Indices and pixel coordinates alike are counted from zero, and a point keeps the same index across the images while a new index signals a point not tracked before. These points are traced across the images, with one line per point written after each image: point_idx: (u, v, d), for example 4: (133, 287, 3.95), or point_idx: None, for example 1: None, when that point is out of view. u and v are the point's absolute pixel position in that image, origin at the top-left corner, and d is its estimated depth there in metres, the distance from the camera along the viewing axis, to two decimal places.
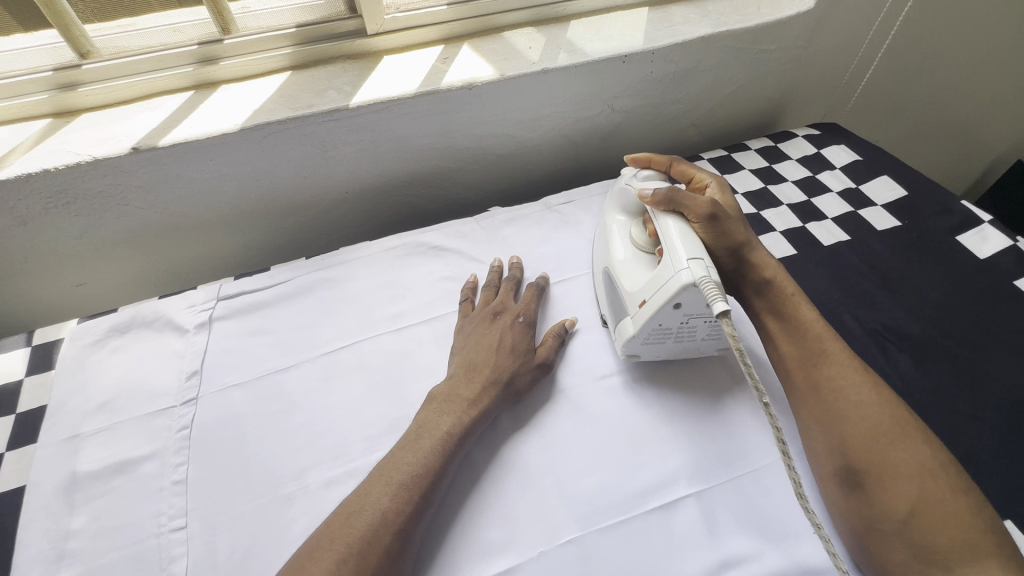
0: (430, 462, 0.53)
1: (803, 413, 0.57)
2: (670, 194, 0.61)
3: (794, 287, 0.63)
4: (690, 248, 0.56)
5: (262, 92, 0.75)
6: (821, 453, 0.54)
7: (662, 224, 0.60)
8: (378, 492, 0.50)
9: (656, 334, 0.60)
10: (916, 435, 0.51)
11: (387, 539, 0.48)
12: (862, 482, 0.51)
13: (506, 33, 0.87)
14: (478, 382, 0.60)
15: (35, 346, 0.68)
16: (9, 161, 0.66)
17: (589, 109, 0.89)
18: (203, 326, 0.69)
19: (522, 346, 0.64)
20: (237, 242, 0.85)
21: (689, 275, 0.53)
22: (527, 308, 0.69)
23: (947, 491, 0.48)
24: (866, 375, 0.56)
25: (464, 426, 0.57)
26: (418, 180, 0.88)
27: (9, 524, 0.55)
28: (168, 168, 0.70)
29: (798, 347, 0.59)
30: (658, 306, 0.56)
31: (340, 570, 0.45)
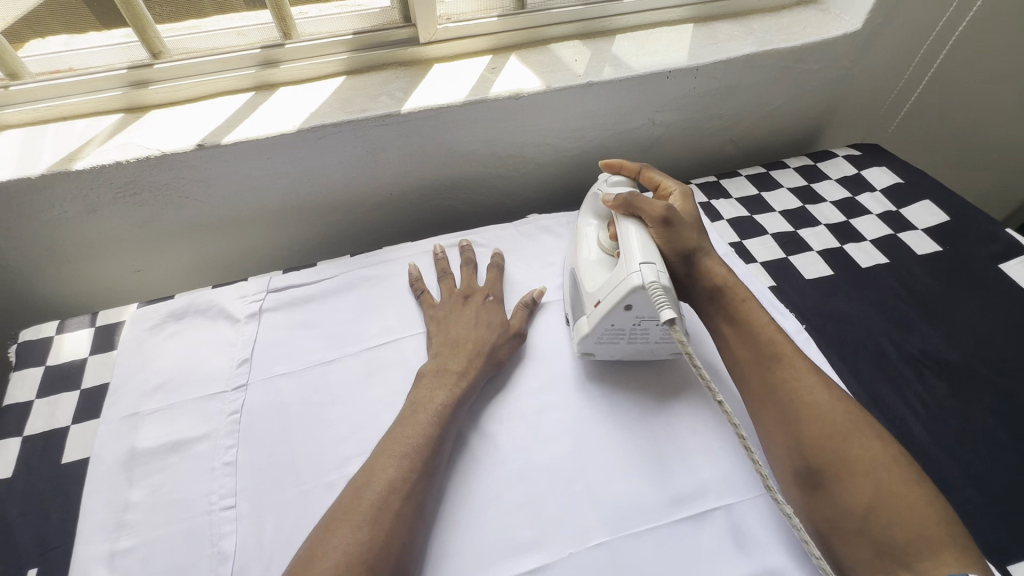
0: (429, 433, 0.56)
1: (761, 414, 0.57)
2: (629, 198, 0.66)
3: (747, 292, 0.63)
4: (644, 253, 0.60)
5: (318, 95, 0.79)
6: (781, 458, 0.54)
7: (623, 228, 0.65)
8: (384, 463, 0.53)
9: (610, 334, 0.62)
10: (868, 433, 0.51)
11: (397, 505, 0.50)
12: (821, 482, 0.51)
13: (553, 45, 0.89)
14: (464, 355, 0.64)
15: (99, 327, 0.73)
16: (84, 153, 0.70)
17: (630, 122, 0.91)
18: (254, 316, 0.72)
19: (496, 319, 0.69)
20: (285, 237, 0.88)
21: (639, 279, 0.57)
22: (494, 287, 0.74)
23: (901, 484, 0.48)
24: (819, 375, 0.56)
25: (456, 398, 0.60)
26: (460, 185, 0.91)
27: (73, 493, 0.58)
28: (227, 164, 0.74)
29: (751, 349, 0.59)
30: (611, 307, 0.59)
31: (356, 535, 0.47)
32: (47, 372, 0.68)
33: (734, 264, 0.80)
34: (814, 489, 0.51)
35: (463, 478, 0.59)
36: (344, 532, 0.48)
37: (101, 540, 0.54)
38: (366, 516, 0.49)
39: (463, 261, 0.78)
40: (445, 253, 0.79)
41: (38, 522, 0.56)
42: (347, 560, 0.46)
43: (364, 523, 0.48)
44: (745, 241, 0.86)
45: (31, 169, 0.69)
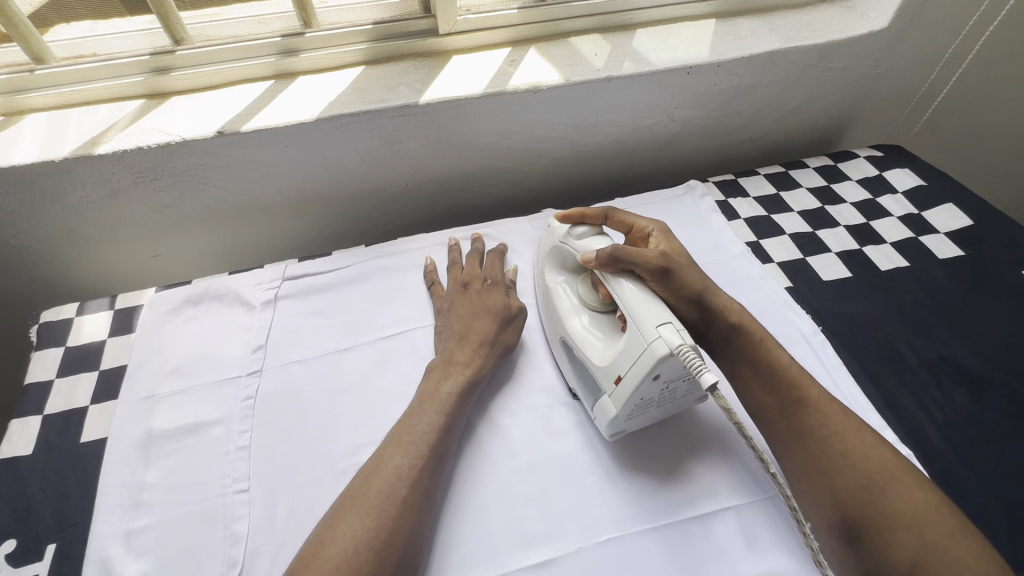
0: (440, 423, 0.57)
1: (792, 465, 0.55)
2: (615, 253, 0.59)
3: (765, 330, 0.62)
4: (656, 313, 0.54)
5: (337, 85, 0.79)
6: (816, 511, 0.52)
7: (618, 289, 0.59)
8: (393, 452, 0.54)
9: (639, 407, 0.56)
10: (908, 480, 0.50)
11: (404, 494, 0.51)
12: (862, 537, 0.49)
13: (572, 38, 0.88)
14: (470, 346, 0.64)
15: (118, 310, 0.74)
16: (107, 138, 0.71)
17: (648, 118, 0.90)
18: (269, 303, 0.73)
19: (499, 304, 0.69)
20: (301, 226, 0.89)
21: (666, 345, 0.51)
22: (493, 271, 0.74)
23: (948, 534, 0.46)
24: (849, 419, 0.55)
25: (464, 388, 0.61)
26: (476, 178, 0.90)
27: (91, 473, 0.59)
28: (246, 152, 0.75)
29: (776, 396, 0.57)
30: (640, 382, 0.53)
31: (364, 523, 0.48)
32: (67, 353, 0.69)
33: (750, 264, 0.80)
34: (855, 543, 0.49)
35: (473, 468, 0.60)
36: (353, 518, 0.48)
37: (117, 519, 0.55)
38: (373, 506, 0.49)
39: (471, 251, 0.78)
40: (460, 245, 0.80)
41: (56, 500, 0.57)
42: (354, 548, 0.46)
43: (370, 511, 0.49)
44: (762, 240, 0.85)
45: (55, 152, 0.70)
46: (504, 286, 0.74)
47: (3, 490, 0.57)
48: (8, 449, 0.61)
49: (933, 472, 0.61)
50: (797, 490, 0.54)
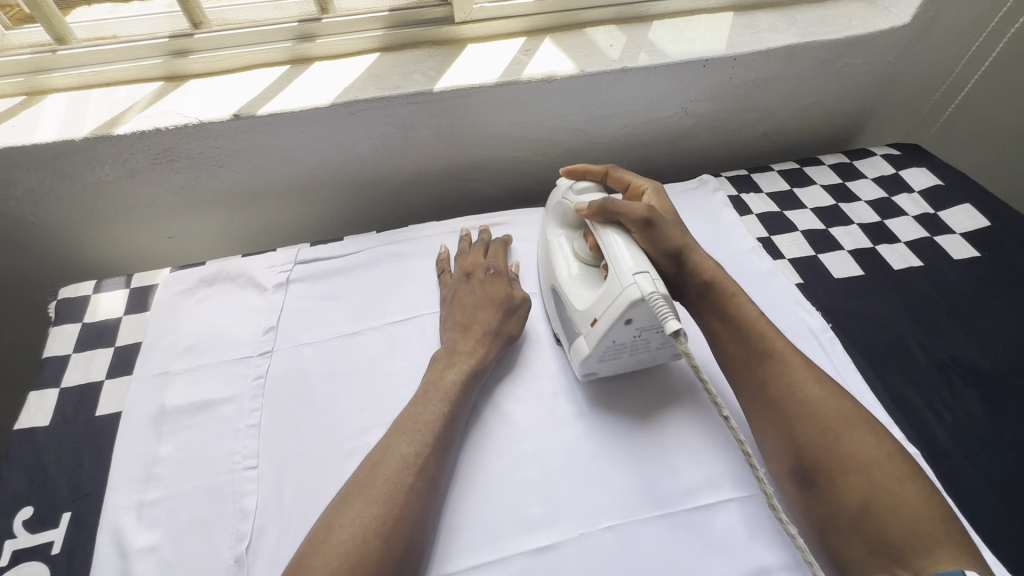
0: (446, 411, 0.58)
1: (755, 413, 0.56)
2: (605, 205, 0.62)
3: (737, 288, 0.62)
4: (636, 261, 0.56)
5: (352, 71, 0.79)
6: (775, 455, 0.54)
7: (604, 238, 0.61)
8: (400, 439, 0.54)
9: (611, 350, 0.59)
10: (863, 428, 0.51)
11: (411, 480, 0.51)
12: (815, 480, 0.50)
13: (588, 29, 0.88)
14: (473, 336, 0.65)
15: (134, 288, 0.75)
16: (126, 119, 0.72)
17: (662, 111, 0.90)
18: (281, 286, 0.74)
19: (502, 293, 0.69)
20: (313, 211, 0.89)
21: (637, 291, 0.53)
22: (496, 260, 0.74)
23: (896, 480, 0.47)
24: (813, 370, 0.56)
25: (468, 377, 0.61)
26: (488, 167, 0.91)
27: (105, 446, 0.61)
28: (261, 135, 0.75)
29: (745, 347, 0.58)
30: (612, 325, 0.56)
31: (373, 509, 0.48)
32: (84, 329, 0.71)
33: (761, 260, 0.80)
34: (808, 487, 0.50)
35: (477, 453, 0.60)
36: (362, 504, 0.49)
37: (130, 491, 0.57)
38: (380, 492, 0.50)
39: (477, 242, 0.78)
40: (470, 236, 0.79)
41: (72, 471, 0.59)
42: (362, 533, 0.47)
43: (377, 498, 0.49)
44: (774, 236, 0.84)
45: (75, 132, 0.71)
46: (507, 276, 0.73)
47: (21, 460, 0.59)
48: (27, 420, 0.62)
49: (940, 472, 0.60)
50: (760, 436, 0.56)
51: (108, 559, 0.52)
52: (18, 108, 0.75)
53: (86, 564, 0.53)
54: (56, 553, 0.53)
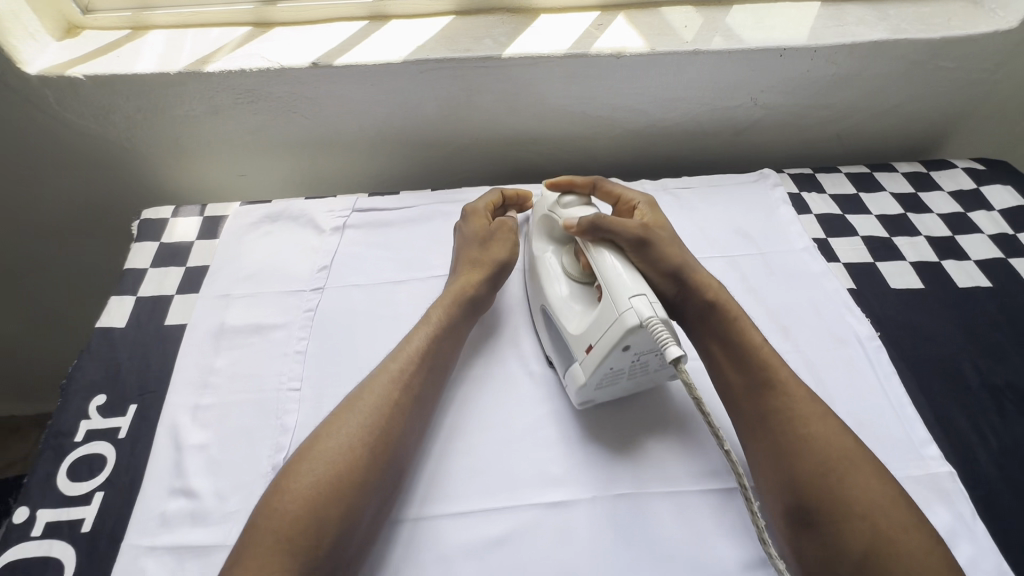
0: (435, 341, 0.62)
1: (754, 447, 0.56)
2: (595, 223, 0.62)
3: (740, 312, 0.63)
4: (632, 284, 0.56)
5: (427, 30, 0.82)
6: (773, 493, 0.53)
7: (598, 258, 0.60)
8: (391, 362, 0.59)
9: (609, 377, 0.58)
10: (864, 468, 0.51)
11: (395, 398, 0.56)
12: (814, 522, 0.50)
13: (664, 8, 0.86)
14: (461, 272, 0.69)
15: (206, 217, 0.81)
16: (216, 57, 0.78)
17: (730, 99, 0.88)
18: (338, 230, 0.78)
19: (480, 228, 0.72)
20: (372, 165, 0.93)
21: (636, 316, 0.53)
22: (474, 202, 0.76)
23: (898, 526, 0.47)
24: (814, 402, 0.56)
25: (458, 309, 0.65)
26: (545, 140, 0.91)
27: (169, 352, 0.66)
28: (335, 86, 0.79)
29: (746, 377, 0.58)
30: (609, 351, 0.55)
31: (360, 422, 0.53)
32: (161, 247, 0.77)
33: (813, 261, 0.77)
34: (807, 528, 0.50)
35: (503, 408, 0.63)
36: (349, 416, 0.53)
37: (187, 394, 0.62)
38: (371, 406, 0.55)
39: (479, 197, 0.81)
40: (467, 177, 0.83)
41: (141, 368, 0.65)
42: (354, 442, 0.52)
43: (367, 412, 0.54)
44: (831, 238, 0.82)
45: (171, 66, 0.77)
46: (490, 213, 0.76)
47: (100, 354, 0.66)
48: (106, 320, 0.69)
49: (976, 496, 0.58)
50: (756, 468, 0.55)
51: (165, 449, 0.58)
52: (123, 40, 0.81)
53: (145, 451, 0.59)
54: (122, 437, 0.60)
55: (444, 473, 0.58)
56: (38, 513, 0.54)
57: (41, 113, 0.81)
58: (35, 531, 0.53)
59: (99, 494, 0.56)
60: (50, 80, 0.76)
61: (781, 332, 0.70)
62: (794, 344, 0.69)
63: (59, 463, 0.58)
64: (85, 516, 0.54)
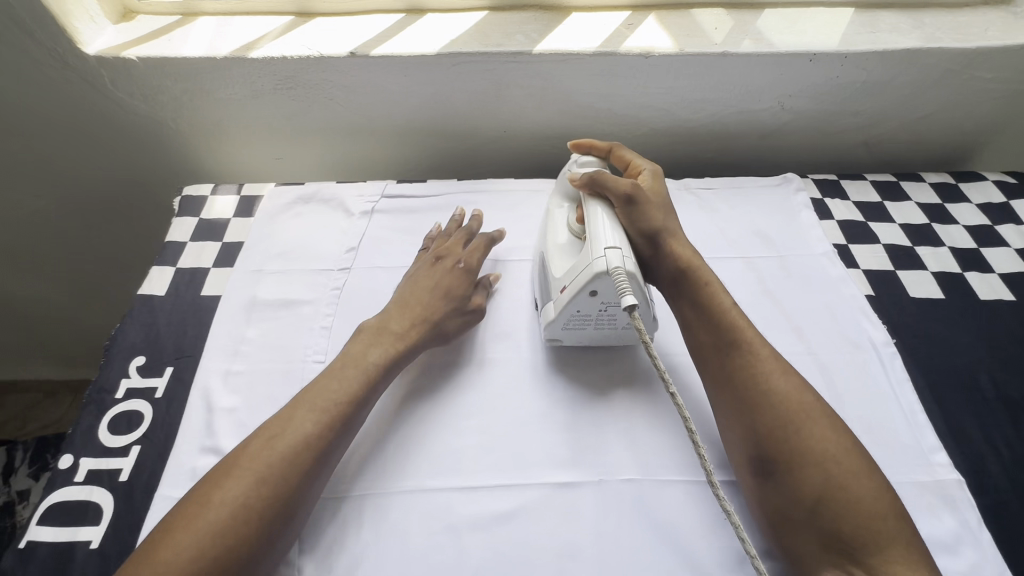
0: (357, 395, 0.57)
1: (720, 403, 0.58)
2: (593, 178, 0.66)
3: (712, 276, 0.64)
4: (612, 238, 0.60)
5: (461, 25, 0.84)
6: (737, 445, 0.56)
7: (590, 211, 0.64)
8: (304, 416, 0.54)
9: (575, 319, 0.63)
10: (821, 421, 0.53)
11: (306, 462, 0.51)
12: (772, 471, 0.52)
13: (695, 10, 0.87)
14: (408, 319, 0.64)
15: (243, 196, 0.85)
16: (260, 45, 0.81)
17: (757, 102, 0.88)
18: (366, 214, 0.81)
19: (454, 285, 0.68)
20: (401, 154, 0.96)
21: (604, 264, 0.58)
22: (471, 256, 0.71)
23: (849, 472, 0.50)
24: (779, 361, 0.58)
25: (392, 361, 0.61)
26: (571, 136, 0.93)
27: (204, 320, 0.70)
28: (371, 75, 0.82)
29: (714, 336, 0.60)
30: (576, 292, 0.60)
31: (256, 489, 0.48)
32: (200, 223, 0.81)
33: (832, 265, 0.78)
34: (765, 477, 0.53)
35: (517, 390, 0.65)
36: (243, 479, 0.49)
37: (219, 360, 0.66)
38: (276, 459, 0.50)
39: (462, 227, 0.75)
40: (463, 216, 0.78)
41: (177, 335, 0.69)
42: (236, 510, 0.47)
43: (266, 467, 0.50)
44: (852, 244, 0.82)
45: (218, 51, 0.81)
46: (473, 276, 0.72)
47: (141, 319, 0.70)
48: (148, 288, 0.73)
49: (982, 504, 0.58)
50: (721, 421, 0.58)
51: (198, 410, 0.62)
52: (174, 25, 0.86)
53: (179, 410, 0.63)
54: (159, 397, 0.64)
55: (458, 448, 0.60)
56: (80, 461, 0.59)
57: (96, 92, 0.86)
58: (78, 478, 0.57)
59: (136, 448, 0.60)
60: (106, 61, 0.81)
61: (795, 333, 0.71)
62: (807, 346, 0.70)
63: (101, 417, 0.62)
64: (122, 466, 0.58)
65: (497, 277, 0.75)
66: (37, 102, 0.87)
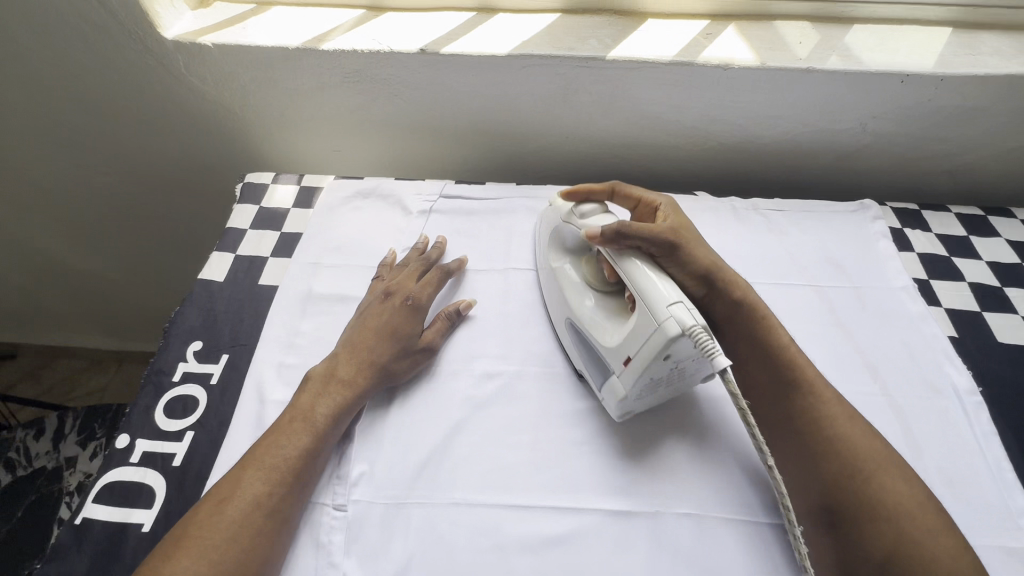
0: (305, 448, 0.55)
1: (779, 449, 0.57)
2: (619, 230, 0.58)
3: (771, 314, 0.62)
4: (669, 291, 0.52)
5: (532, 27, 0.82)
6: (799, 493, 0.55)
7: (629, 267, 0.57)
8: (252, 477, 0.53)
9: (647, 388, 0.56)
10: (891, 471, 0.52)
11: (261, 522, 0.51)
12: (839, 524, 0.51)
13: (778, 22, 0.83)
14: (355, 363, 0.61)
15: (303, 186, 0.85)
16: (331, 37, 0.81)
17: (837, 122, 0.83)
18: (424, 213, 0.80)
19: (400, 326, 0.65)
20: (459, 153, 0.95)
21: (677, 325, 0.50)
22: (422, 291, 0.68)
23: (924, 529, 0.49)
24: (845, 407, 0.56)
25: (339, 409, 0.58)
26: (634, 146, 0.90)
27: (261, 309, 0.71)
28: (439, 73, 0.81)
29: (773, 379, 0.59)
30: (651, 362, 0.52)
31: (211, 559, 0.48)
32: (260, 211, 0.82)
33: (912, 301, 0.73)
34: (832, 529, 0.52)
35: (572, 407, 0.63)
36: (193, 552, 0.48)
37: (274, 351, 0.66)
38: (230, 526, 0.50)
39: (418, 259, 0.73)
40: (425, 246, 0.75)
41: (234, 322, 0.69)
42: None
43: (220, 537, 0.49)
44: (934, 280, 0.77)
45: (289, 42, 0.81)
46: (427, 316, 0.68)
47: (200, 304, 0.71)
48: (207, 273, 0.74)
49: None
50: (780, 470, 0.57)
51: (251, 400, 0.62)
52: (247, 13, 0.86)
53: (233, 399, 0.63)
54: (213, 383, 0.64)
55: (511, 463, 0.59)
56: (136, 442, 0.59)
57: (170, 76, 0.87)
58: (134, 458, 0.58)
59: (190, 434, 0.60)
60: (183, 46, 0.82)
61: (869, 371, 0.67)
62: (883, 386, 0.65)
63: (157, 399, 0.62)
64: (176, 451, 0.59)
65: (471, 304, 0.70)
66: (113, 83, 0.89)
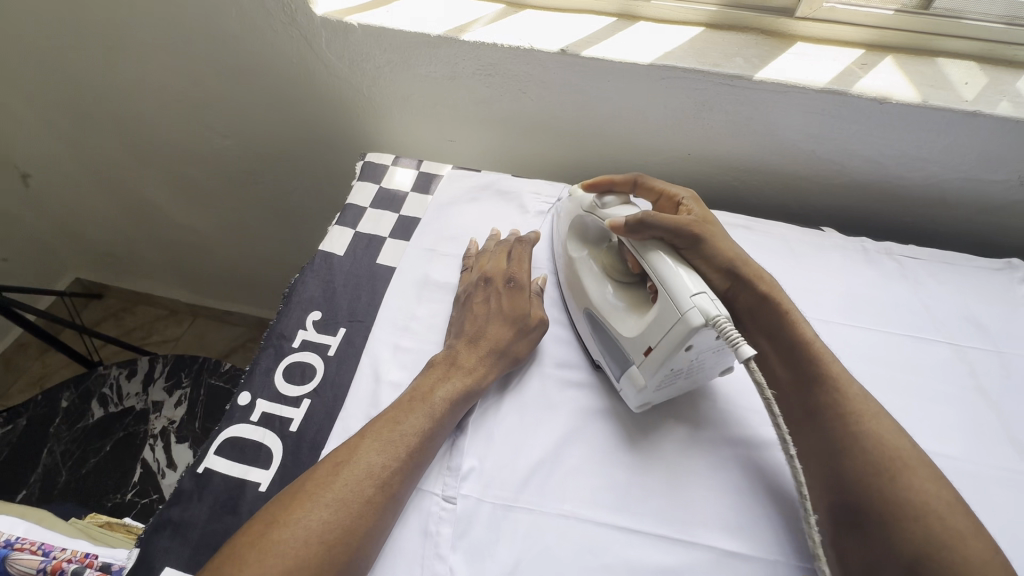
0: (426, 429, 0.55)
1: (800, 444, 0.55)
2: (643, 218, 0.59)
3: (793, 306, 0.59)
4: (693, 283, 0.53)
5: (675, 38, 0.80)
6: (818, 488, 0.52)
7: (654, 261, 0.57)
8: (370, 446, 0.53)
9: (669, 377, 0.56)
10: (922, 472, 0.48)
11: (369, 492, 0.50)
12: (861, 522, 0.48)
13: (940, 59, 0.78)
14: (478, 352, 0.61)
15: (422, 172, 0.85)
16: (472, 28, 0.82)
17: (992, 172, 0.78)
18: (541, 214, 0.79)
19: (517, 309, 0.65)
20: (573, 157, 0.93)
21: (700, 315, 0.51)
22: (519, 269, 0.68)
23: (956, 535, 0.45)
24: (873, 403, 0.53)
25: (462, 394, 0.58)
26: (760, 172, 0.87)
27: (378, 289, 0.71)
28: (574, 76, 0.80)
29: (794, 371, 0.56)
30: (675, 351, 0.52)
31: (321, 517, 0.48)
32: (379, 191, 0.83)
33: None
34: (852, 527, 0.49)
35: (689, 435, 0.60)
36: (309, 505, 0.48)
37: (390, 332, 0.67)
38: (343, 487, 0.50)
39: (505, 244, 0.71)
40: (498, 236, 0.74)
41: (352, 296, 0.70)
42: (306, 539, 0.46)
43: (336, 497, 0.49)
44: None
45: (431, 29, 0.82)
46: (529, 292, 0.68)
47: (319, 274, 0.72)
48: (328, 246, 0.75)
49: None
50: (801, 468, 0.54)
51: (367, 377, 0.62)
52: None
53: (349, 373, 0.63)
54: (330, 355, 0.65)
55: (625, 484, 0.56)
56: (257, 401, 0.61)
57: (310, 50, 0.90)
58: (253, 417, 0.59)
59: (307, 401, 0.61)
60: (330, 23, 0.84)
61: (1015, 446, 0.61)
62: None
63: (277, 362, 0.64)
64: (294, 416, 0.60)
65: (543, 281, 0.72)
66: (256, 52, 0.93)
